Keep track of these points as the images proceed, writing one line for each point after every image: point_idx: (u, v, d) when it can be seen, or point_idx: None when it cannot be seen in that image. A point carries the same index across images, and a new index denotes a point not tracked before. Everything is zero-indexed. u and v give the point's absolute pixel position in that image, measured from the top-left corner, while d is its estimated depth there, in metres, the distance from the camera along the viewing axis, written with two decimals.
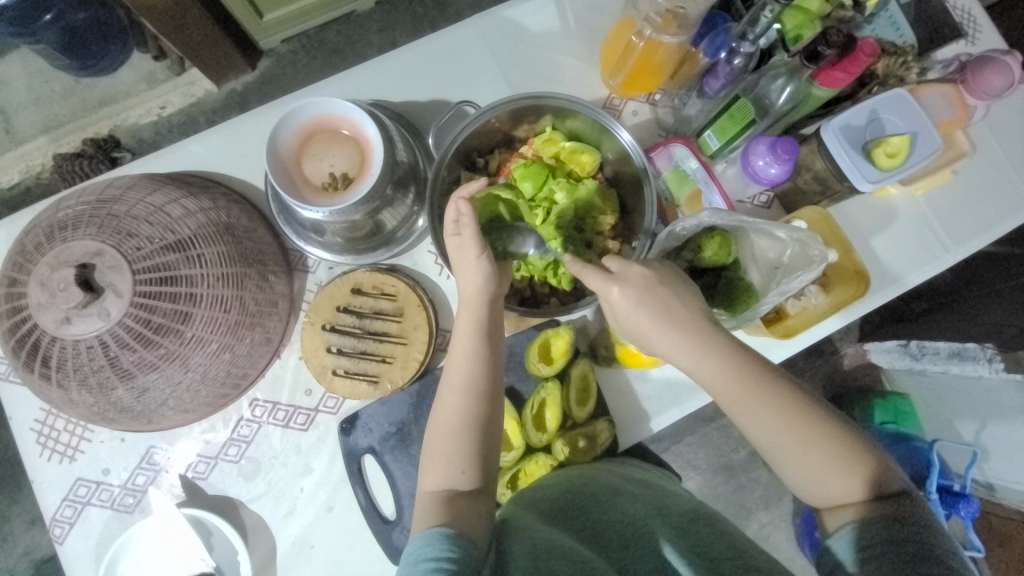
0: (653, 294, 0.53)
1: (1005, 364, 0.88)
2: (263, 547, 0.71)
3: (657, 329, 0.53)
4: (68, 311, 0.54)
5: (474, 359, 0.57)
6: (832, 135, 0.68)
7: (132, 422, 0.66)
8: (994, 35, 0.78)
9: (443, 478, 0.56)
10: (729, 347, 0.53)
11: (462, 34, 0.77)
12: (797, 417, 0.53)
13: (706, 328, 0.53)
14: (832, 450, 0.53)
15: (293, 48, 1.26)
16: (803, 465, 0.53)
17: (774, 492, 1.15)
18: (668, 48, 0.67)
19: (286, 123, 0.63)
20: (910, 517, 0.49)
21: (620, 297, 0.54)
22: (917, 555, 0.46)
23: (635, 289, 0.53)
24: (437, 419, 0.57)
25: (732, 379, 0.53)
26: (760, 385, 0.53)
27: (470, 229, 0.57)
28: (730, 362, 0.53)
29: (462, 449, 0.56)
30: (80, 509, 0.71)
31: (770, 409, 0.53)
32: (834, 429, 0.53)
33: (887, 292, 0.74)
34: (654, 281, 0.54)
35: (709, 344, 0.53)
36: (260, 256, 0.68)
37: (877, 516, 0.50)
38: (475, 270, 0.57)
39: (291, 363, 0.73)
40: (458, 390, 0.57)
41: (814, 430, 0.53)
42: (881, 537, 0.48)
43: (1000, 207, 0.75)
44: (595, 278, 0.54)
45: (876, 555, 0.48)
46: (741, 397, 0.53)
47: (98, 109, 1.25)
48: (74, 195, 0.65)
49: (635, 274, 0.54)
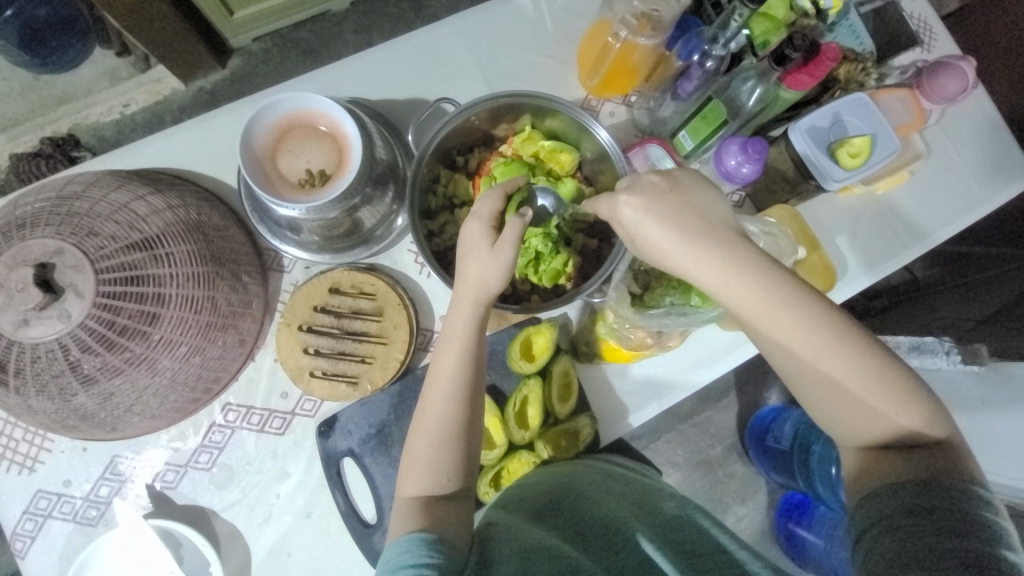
0: (660, 214, 0.53)
1: (962, 356, 0.97)
2: (237, 557, 0.68)
3: (671, 249, 0.52)
4: (26, 313, 0.52)
5: (465, 362, 0.55)
6: (798, 136, 0.72)
7: (94, 429, 0.62)
8: (948, 43, 0.83)
9: (425, 485, 0.54)
10: (758, 268, 0.51)
11: (440, 34, 0.77)
12: (829, 346, 0.49)
13: (730, 247, 0.51)
14: (865, 388, 0.49)
15: (265, 47, 1.23)
16: (829, 401, 0.50)
17: (748, 486, 1.18)
18: (644, 50, 0.69)
19: (260, 118, 0.62)
20: (943, 479, 0.45)
21: (629, 216, 0.54)
22: (943, 527, 0.43)
23: (646, 209, 0.53)
24: (422, 424, 0.55)
25: (755, 303, 0.50)
26: (789, 311, 0.49)
27: (516, 223, 0.54)
28: (757, 280, 0.50)
29: (446, 456, 0.54)
30: (41, 522, 0.67)
31: (797, 334, 0.49)
32: (873, 364, 0.49)
33: (850, 286, 0.77)
34: (666, 199, 0.53)
35: (726, 265, 0.51)
36: (233, 257, 0.66)
37: (906, 479, 0.46)
38: (500, 266, 0.54)
39: (266, 365, 0.71)
40: (445, 395, 0.55)
41: (846, 363, 0.49)
42: (907, 507, 0.45)
43: (953, 206, 0.80)
44: (605, 203, 0.56)
45: (898, 526, 0.44)
46: (763, 322, 0.50)
47: (58, 106, 1.20)
48: (32, 191, 0.62)
49: (644, 198, 0.53)
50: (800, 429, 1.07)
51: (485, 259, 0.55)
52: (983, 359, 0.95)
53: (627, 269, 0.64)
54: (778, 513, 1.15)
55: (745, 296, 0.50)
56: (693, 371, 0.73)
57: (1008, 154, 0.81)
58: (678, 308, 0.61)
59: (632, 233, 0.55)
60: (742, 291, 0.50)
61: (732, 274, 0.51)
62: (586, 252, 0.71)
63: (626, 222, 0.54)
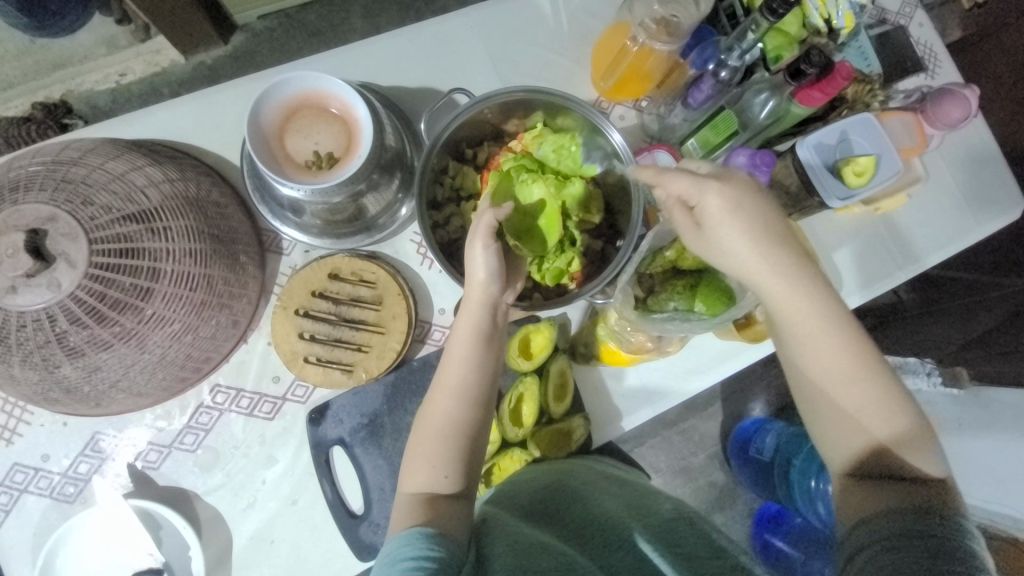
0: (741, 215, 0.53)
1: (943, 377, 1.05)
2: (218, 542, 0.67)
3: (737, 249, 0.53)
4: (14, 279, 0.50)
5: (471, 362, 0.55)
6: (806, 152, 0.73)
7: (78, 404, 0.61)
8: (952, 71, 0.84)
9: (426, 480, 0.53)
10: (817, 286, 0.52)
11: (456, 24, 0.76)
12: (855, 367, 0.51)
13: (792, 262, 0.53)
14: (871, 412, 0.51)
15: (270, 26, 1.20)
16: (836, 420, 0.52)
17: (729, 495, 1.19)
18: (659, 55, 0.69)
19: (270, 95, 0.60)
20: (935, 508, 0.46)
21: (711, 208, 0.53)
22: (936, 552, 0.43)
23: (732, 204, 0.52)
24: (427, 420, 0.55)
25: (800, 312, 0.52)
26: (825, 327, 0.52)
27: (490, 216, 0.55)
28: (806, 290, 0.52)
29: (447, 452, 0.54)
30: (16, 496, 0.65)
31: (826, 349, 0.52)
32: (887, 395, 0.51)
33: (844, 303, 0.79)
34: (749, 202, 0.53)
35: (783, 271, 0.52)
36: (232, 236, 0.65)
37: (899, 504, 0.47)
38: (482, 263, 0.55)
39: (258, 348, 0.70)
40: (451, 393, 0.55)
41: (864, 387, 0.51)
42: (901, 530, 0.45)
43: (947, 230, 0.82)
44: (689, 185, 0.53)
45: (896, 547, 0.45)
46: (801, 332, 0.52)
47: (52, 71, 1.16)
48: (27, 155, 0.60)
49: (732, 195, 0.53)
50: (781, 441, 1.10)
51: (489, 259, 0.56)
52: (963, 382, 1.02)
53: (633, 273, 0.64)
54: (756, 522, 1.18)
55: (794, 301, 0.52)
56: (687, 378, 0.74)
57: (1002, 184, 0.83)
58: (682, 314, 0.62)
59: (693, 221, 0.55)
60: (791, 298, 0.52)
61: (785, 280, 0.52)
62: (589, 253, 0.71)
63: (707, 212, 0.53)
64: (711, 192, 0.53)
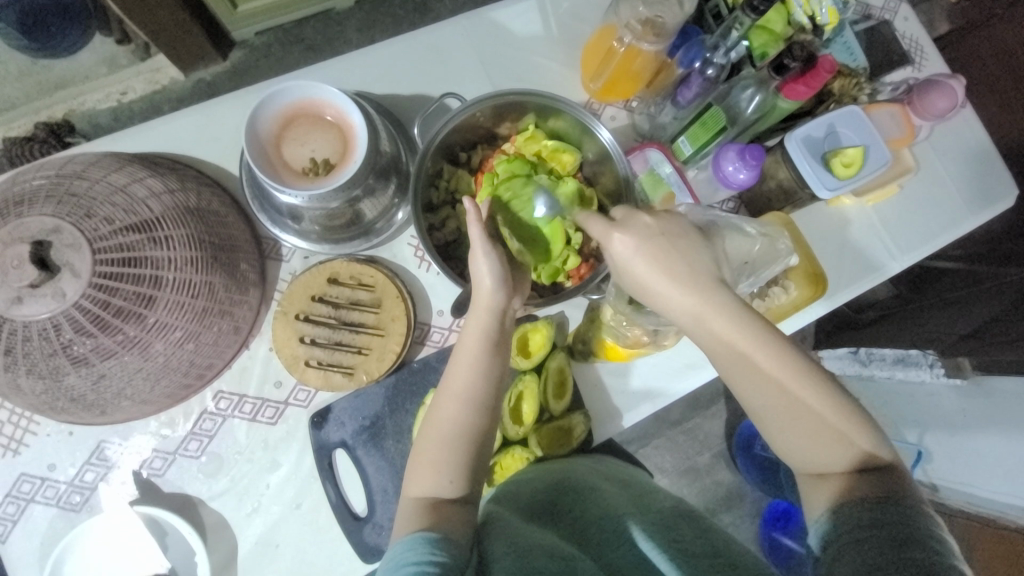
0: (650, 252, 0.54)
1: (945, 369, 1.02)
2: (223, 548, 0.67)
3: (658, 288, 0.54)
4: (20, 290, 0.51)
5: (477, 367, 0.56)
6: (794, 145, 0.74)
7: (83, 413, 0.61)
8: (939, 63, 0.85)
9: (430, 485, 0.54)
10: (741, 313, 0.53)
11: (447, 32, 0.78)
12: (796, 386, 0.52)
13: (711, 293, 0.53)
14: (821, 420, 0.52)
15: (267, 41, 1.23)
16: (794, 432, 0.52)
17: (735, 492, 1.19)
18: (647, 56, 0.71)
19: (266, 105, 0.62)
20: (897, 497, 0.48)
21: (619, 249, 0.55)
22: (899, 541, 0.44)
23: (634, 245, 0.55)
24: (433, 424, 0.56)
25: (734, 341, 0.52)
26: (762, 352, 0.52)
27: (478, 227, 0.57)
28: (729, 323, 0.52)
29: (452, 456, 0.54)
30: (23, 506, 0.66)
31: (768, 373, 0.52)
32: (833, 400, 0.52)
33: (841, 292, 0.79)
34: (659, 241, 0.55)
35: (708, 308, 0.53)
36: (232, 243, 0.66)
37: (868, 496, 0.48)
38: (488, 271, 0.57)
39: (260, 354, 0.71)
40: (456, 398, 0.55)
41: (808, 397, 0.52)
42: (864, 519, 0.46)
43: (941, 220, 0.82)
44: (597, 227, 0.56)
45: (863, 538, 0.46)
46: (738, 362, 0.53)
47: (54, 91, 1.19)
48: (31, 169, 0.61)
49: (638, 237, 0.55)
50: None
51: (490, 266, 0.57)
52: (966, 373, 0.99)
53: None
54: (766, 519, 1.16)
55: (727, 341, 0.53)
56: (685, 373, 0.74)
57: (995, 174, 0.84)
58: None
59: (613, 263, 0.57)
60: (722, 330, 0.52)
61: (714, 315, 0.53)
62: (585, 252, 0.72)
63: (618, 254, 0.56)
64: (617, 237, 0.55)
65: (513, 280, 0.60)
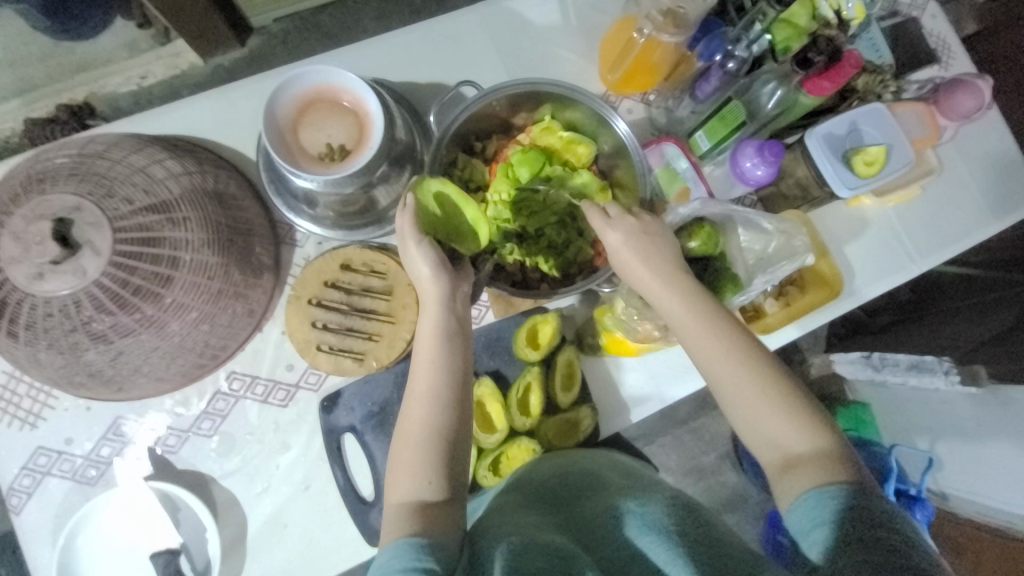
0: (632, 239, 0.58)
1: (960, 376, 0.94)
2: (233, 526, 0.68)
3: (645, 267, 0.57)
4: (42, 266, 0.52)
5: (438, 363, 0.56)
6: (815, 142, 0.72)
7: (101, 388, 0.63)
8: (967, 62, 0.83)
9: (407, 491, 0.52)
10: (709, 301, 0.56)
11: (464, 21, 0.77)
12: (760, 372, 0.53)
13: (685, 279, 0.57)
14: (790, 406, 0.52)
15: (284, 28, 1.23)
16: (759, 418, 0.52)
17: (741, 493, 1.18)
18: (667, 47, 0.69)
19: (285, 90, 0.62)
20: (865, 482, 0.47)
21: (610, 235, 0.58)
22: (872, 522, 0.44)
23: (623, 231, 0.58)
24: (405, 428, 0.55)
25: (702, 324, 0.54)
26: (724, 337, 0.54)
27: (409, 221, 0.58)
28: (698, 304, 0.55)
29: (429, 455, 0.53)
30: (39, 478, 0.68)
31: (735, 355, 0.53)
32: (798, 393, 0.53)
33: (858, 295, 0.78)
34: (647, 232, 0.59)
35: (679, 290, 0.56)
36: (247, 226, 0.67)
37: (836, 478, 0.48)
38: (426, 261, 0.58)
39: (272, 337, 0.72)
40: (423, 397, 0.55)
41: (772, 381, 0.52)
42: (839, 502, 0.46)
43: (962, 223, 0.80)
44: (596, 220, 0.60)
45: (841, 520, 0.45)
46: (703, 344, 0.54)
47: (76, 74, 1.21)
48: (54, 148, 0.62)
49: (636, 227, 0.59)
50: None
51: (425, 254, 0.58)
52: (982, 381, 0.91)
53: None
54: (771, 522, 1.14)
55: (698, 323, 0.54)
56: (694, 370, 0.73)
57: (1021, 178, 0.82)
58: None
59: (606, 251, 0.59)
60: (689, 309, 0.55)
61: (686, 298, 0.55)
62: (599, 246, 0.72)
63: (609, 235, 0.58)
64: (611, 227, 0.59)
65: (457, 275, 0.60)
